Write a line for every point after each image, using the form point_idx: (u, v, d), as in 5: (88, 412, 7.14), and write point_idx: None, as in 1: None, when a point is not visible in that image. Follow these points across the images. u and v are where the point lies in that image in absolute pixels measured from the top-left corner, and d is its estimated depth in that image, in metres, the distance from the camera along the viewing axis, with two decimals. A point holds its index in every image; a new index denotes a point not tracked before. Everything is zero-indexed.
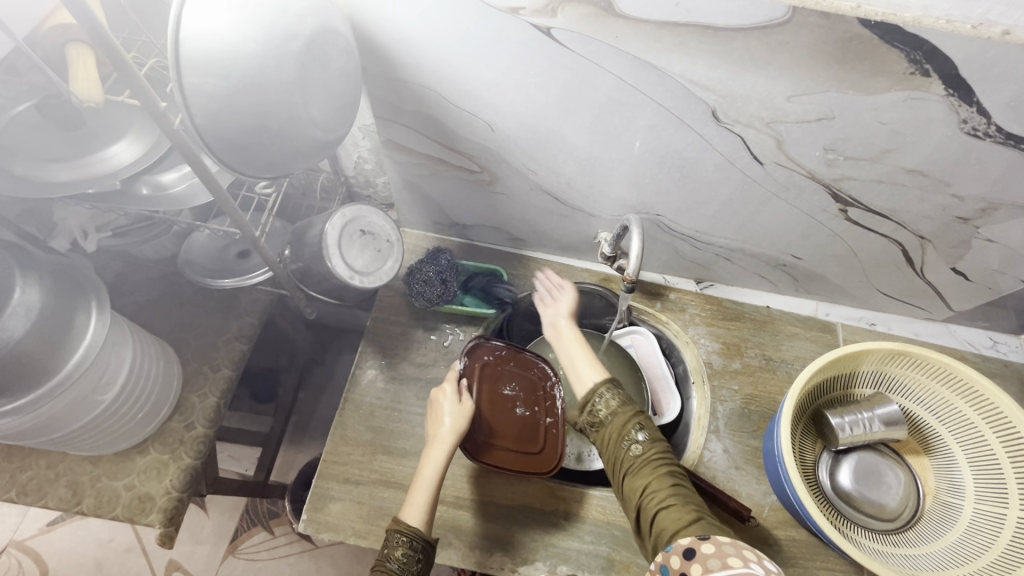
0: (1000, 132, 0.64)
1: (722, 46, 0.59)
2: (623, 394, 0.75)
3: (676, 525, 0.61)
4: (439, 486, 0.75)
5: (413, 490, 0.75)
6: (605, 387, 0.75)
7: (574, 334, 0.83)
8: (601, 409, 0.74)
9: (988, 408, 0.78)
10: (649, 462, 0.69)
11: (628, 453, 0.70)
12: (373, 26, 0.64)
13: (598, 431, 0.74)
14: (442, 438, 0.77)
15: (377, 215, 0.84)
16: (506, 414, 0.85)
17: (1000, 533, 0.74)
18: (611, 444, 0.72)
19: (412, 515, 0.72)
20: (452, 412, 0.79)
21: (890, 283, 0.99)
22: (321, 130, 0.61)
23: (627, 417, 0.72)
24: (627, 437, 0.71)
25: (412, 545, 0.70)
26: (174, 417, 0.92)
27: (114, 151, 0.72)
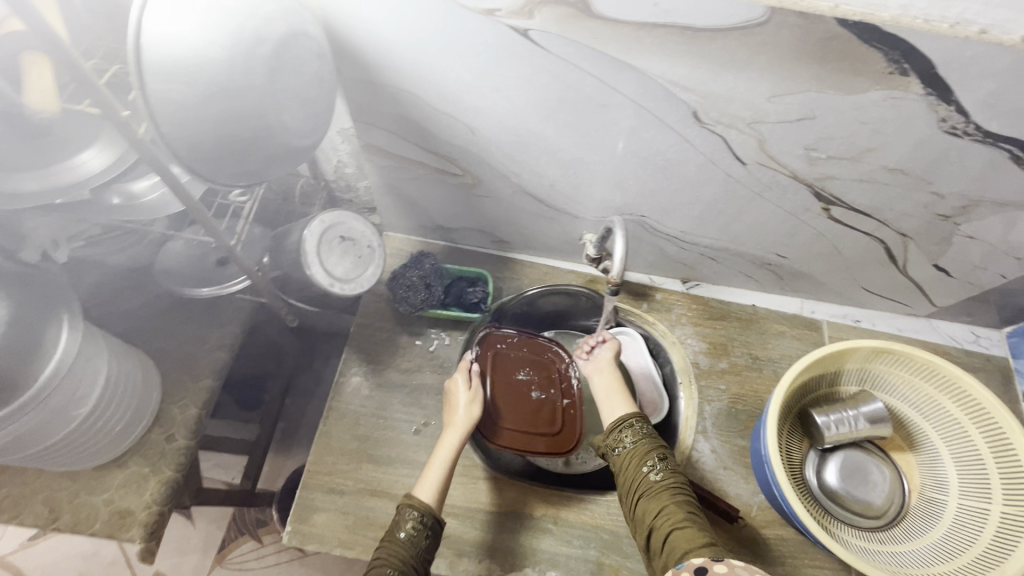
0: (978, 131, 0.64)
1: (702, 47, 0.58)
2: (651, 428, 0.78)
3: (689, 546, 0.63)
4: (454, 468, 0.78)
5: (428, 470, 0.78)
6: (635, 419, 0.78)
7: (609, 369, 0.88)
8: (626, 436, 0.77)
9: (971, 404, 0.78)
10: (666, 489, 0.71)
11: (647, 478, 0.72)
12: (347, 28, 0.63)
13: (619, 455, 0.77)
14: (457, 425, 0.81)
15: (358, 220, 0.82)
16: (521, 399, 0.88)
17: (983, 529, 0.74)
18: (630, 469, 0.74)
19: (425, 491, 0.75)
20: (466, 400, 0.83)
21: (873, 281, 0.99)
22: (295, 136, 0.60)
23: (652, 446, 0.75)
24: (648, 463, 0.73)
25: (422, 520, 0.72)
26: (154, 429, 0.90)
27: (81, 159, 0.69)
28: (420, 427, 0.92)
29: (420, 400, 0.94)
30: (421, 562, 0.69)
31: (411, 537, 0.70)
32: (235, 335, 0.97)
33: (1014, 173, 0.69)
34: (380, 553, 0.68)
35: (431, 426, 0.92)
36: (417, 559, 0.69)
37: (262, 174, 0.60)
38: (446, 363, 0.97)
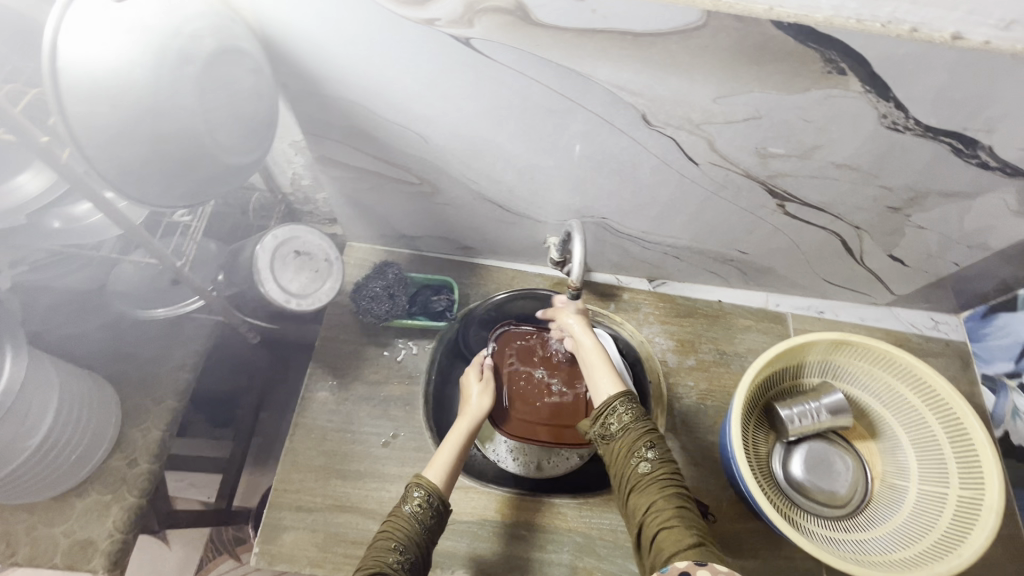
0: (919, 126, 0.65)
1: (645, 51, 0.58)
2: (639, 410, 0.72)
3: (676, 547, 0.59)
4: (465, 451, 0.78)
5: (439, 451, 0.77)
6: (620, 401, 0.72)
7: (592, 343, 0.80)
8: (613, 423, 0.72)
9: (926, 390, 0.80)
10: (655, 480, 0.66)
11: (636, 469, 0.68)
12: (287, 39, 0.62)
13: (607, 444, 0.72)
14: (469, 413, 0.81)
15: (314, 234, 0.84)
16: (540, 392, 0.87)
17: (942, 513, 0.76)
18: (620, 461, 0.70)
19: (433, 471, 0.74)
20: (477, 392, 0.83)
21: (833, 272, 1.01)
22: (230, 153, 0.59)
23: (641, 433, 0.70)
24: (637, 453, 0.68)
25: (429, 498, 0.71)
26: (115, 455, 0.87)
27: (17, 182, 0.67)
28: (389, 440, 0.91)
29: (389, 411, 0.94)
30: (423, 541, 0.68)
31: (416, 515, 0.69)
32: (197, 354, 0.95)
33: (957, 165, 0.71)
34: (385, 527, 0.68)
35: (401, 438, 0.92)
36: (422, 537, 0.68)
37: (203, 195, 0.60)
38: (414, 373, 0.97)
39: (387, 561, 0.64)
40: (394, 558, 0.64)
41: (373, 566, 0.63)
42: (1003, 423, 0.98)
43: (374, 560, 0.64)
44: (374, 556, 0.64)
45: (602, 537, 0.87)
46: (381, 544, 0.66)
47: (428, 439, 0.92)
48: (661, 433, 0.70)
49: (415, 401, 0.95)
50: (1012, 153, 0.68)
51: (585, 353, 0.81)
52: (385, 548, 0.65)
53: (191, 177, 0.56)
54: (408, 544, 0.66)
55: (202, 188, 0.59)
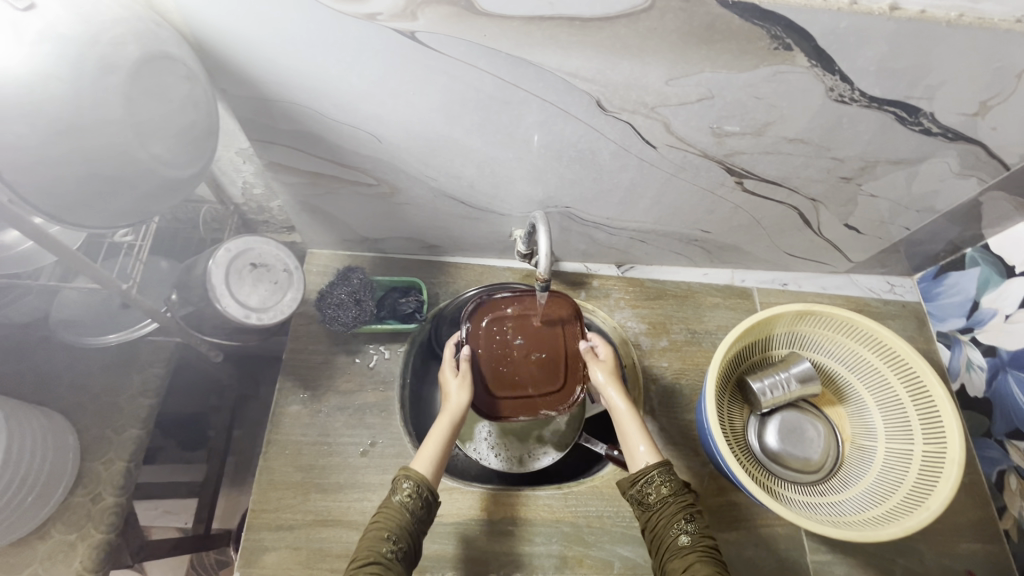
0: (864, 97, 0.67)
1: (594, 37, 0.58)
2: (677, 482, 0.71)
3: None
4: (450, 442, 0.77)
5: (426, 442, 0.76)
6: (658, 470, 0.72)
7: (626, 406, 0.81)
8: (651, 492, 0.71)
9: (887, 352, 0.83)
10: (694, 552, 0.66)
11: (676, 539, 0.67)
12: (222, 42, 0.59)
13: (645, 513, 0.71)
14: (449, 409, 0.78)
15: (269, 245, 0.81)
16: (523, 364, 0.84)
17: (909, 469, 0.78)
18: (659, 530, 0.69)
19: (422, 463, 0.74)
20: (456, 388, 0.80)
21: (794, 244, 1.03)
22: (168, 167, 0.55)
23: (681, 505, 0.70)
24: (676, 523, 0.68)
25: (418, 489, 0.70)
26: (76, 491, 0.82)
27: None
28: (367, 448, 0.90)
29: (366, 419, 0.92)
30: (414, 531, 0.69)
31: (407, 505, 0.69)
32: (158, 377, 0.90)
33: (902, 133, 0.73)
34: (377, 517, 0.69)
35: (379, 445, 0.90)
36: (413, 525, 0.69)
37: (143, 212, 0.57)
38: (388, 378, 0.95)
39: (381, 551, 0.65)
40: (388, 548, 0.66)
41: (367, 557, 0.64)
42: (959, 377, 1.03)
43: (368, 550, 0.65)
44: (367, 545, 0.66)
45: (590, 524, 0.87)
46: (374, 533, 0.67)
47: (407, 443, 0.90)
48: (700, 507, 0.70)
49: (391, 406, 0.93)
50: (951, 118, 0.70)
51: (619, 417, 0.81)
52: (377, 538, 0.66)
53: (128, 194, 0.53)
54: (401, 534, 0.67)
55: (141, 206, 0.56)
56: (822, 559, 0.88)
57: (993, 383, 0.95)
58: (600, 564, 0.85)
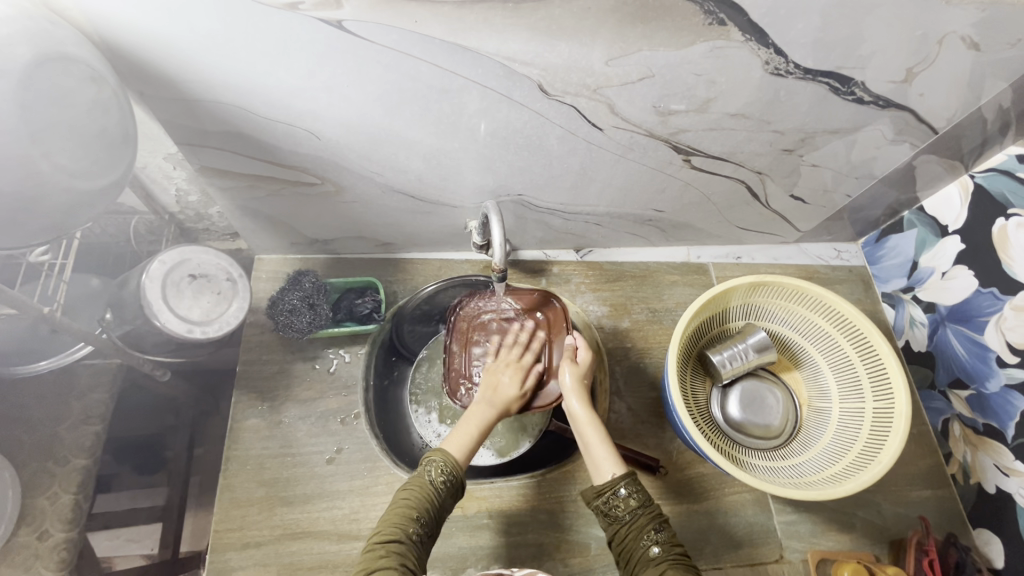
0: (799, 69, 0.68)
1: (529, 18, 0.56)
2: (645, 493, 0.69)
3: None
4: (486, 434, 0.74)
5: (461, 425, 0.73)
6: (625, 482, 0.70)
7: (585, 412, 0.75)
8: (619, 505, 0.69)
9: (835, 316, 0.86)
10: (667, 562, 0.64)
11: (646, 551, 0.65)
12: (131, 38, 0.54)
13: (614, 526, 0.69)
14: (497, 403, 0.76)
15: (208, 254, 0.77)
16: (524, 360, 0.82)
17: (862, 426, 0.82)
18: (629, 543, 0.67)
19: (456, 445, 0.71)
20: (509, 380, 0.78)
21: (744, 218, 1.05)
22: (80, 178, 0.51)
23: (650, 516, 0.68)
24: (647, 534, 0.66)
25: (450, 477, 0.69)
26: (20, 531, 0.74)
27: None
28: (333, 455, 0.87)
29: (329, 426, 0.89)
30: (439, 515, 0.67)
31: (437, 488, 0.68)
32: (101, 402, 0.83)
33: (837, 103, 0.75)
34: (406, 493, 0.67)
35: (346, 451, 0.88)
36: (439, 508, 0.67)
37: (61, 225, 0.53)
38: (350, 382, 0.93)
39: (407, 531, 0.63)
40: (414, 529, 0.64)
41: (392, 534, 0.62)
42: (903, 334, 1.08)
43: (395, 527, 0.63)
44: (394, 522, 0.64)
45: (565, 509, 0.88)
46: (402, 511, 0.65)
47: (375, 446, 0.88)
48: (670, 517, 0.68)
49: (356, 410, 0.91)
50: (882, 86, 0.73)
51: (579, 424, 0.75)
52: (406, 517, 0.64)
53: (34, 209, 0.48)
54: (428, 516, 0.65)
55: (58, 219, 0.52)
56: (788, 519, 0.92)
57: (934, 338, 1.01)
58: (578, 548, 0.85)
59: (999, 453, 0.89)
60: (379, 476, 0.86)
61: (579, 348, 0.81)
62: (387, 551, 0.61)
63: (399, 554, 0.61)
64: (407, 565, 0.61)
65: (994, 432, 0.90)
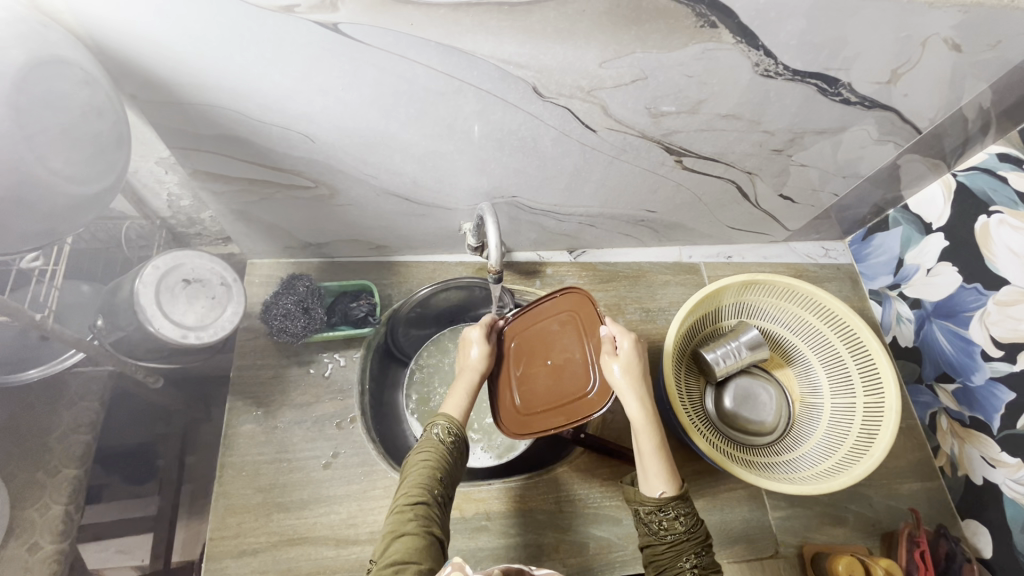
0: (787, 70, 0.69)
1: (524, 20, 0.57)
2: (694, 517, 0.67)
3: None
4: (477, 394, 0.75)
5: (455, 390, 0.75)
6: (675, 503, 0.67)
7: (641, 413, 0.71)
8: (664, 523, 0.67)
9: (825, 311, 0.88)
10: None
11: (682, 572, 0.64)
12: (123, 42, 0.54)
13: (652, 538, 0.67)
14: (472, 366, 0.77)
15: (201, 258, 0.77)
16: (550, 366, 0.78)
17: (853, 421, 0.84)
18: (663, 559, 0.66)
19: (454, 406, 0.73)
20: (478, 353, 0.78)
21: (734, 218, 1.07)
22: (73, 183, 0.50)
23: (693, 541, 0.66)
24: (686, 557, 0.65)
25: (456, 438, 0.70)
26: (10, 543, 0.72)
27: None
28: (329, 461, 0.87)
29: (325, 430, 0.89)
30: (454, 476, 0.67)
31: (448, 450, 0.68)
32: (92, 411, 0.81)
33: (825, 103, 0.76)
34: (421, 455, 0.67)
35: (342, 456, 0.87)
36: (453, 470, 0.67)
37: (55, 230, 0.52)
38: (346, 386, 0.92)
39: (431, 492, 0.63)
40: (437, 490, 0.64)
41: (419, 496, 0.62)
42: (891, 330, 1.10)
43: (419, 489, 0.63)
44: (418, 484, 0.63)
45: (563, 510, 0.88)
46: (424, 472, 0.65)
47: (372, 450, 0.88)
48: (712, 543, 0.67)
49: (352, 414, 0.90)
50: (868, 87, 0.74)
51: (635, 425, 0.71)
52: (427, 478, 0.64)
53: (29, 214, 0.48)
54: (446, 477, 0.66)
55: (51, 226, 0.51)
56: (782, 515, 0.93)
57: (921, 333, 1.03)
58: (575, 547, 0.86)
59: (985, 445, 0.91)
60: (375, 479, 0.86)
61: (617, 337, 0.75)
62: (415, 514, 0.60)
63: (427, 516, 0.61)
64: (435, 530, 0.60)
65: (981, 424, 0.92)
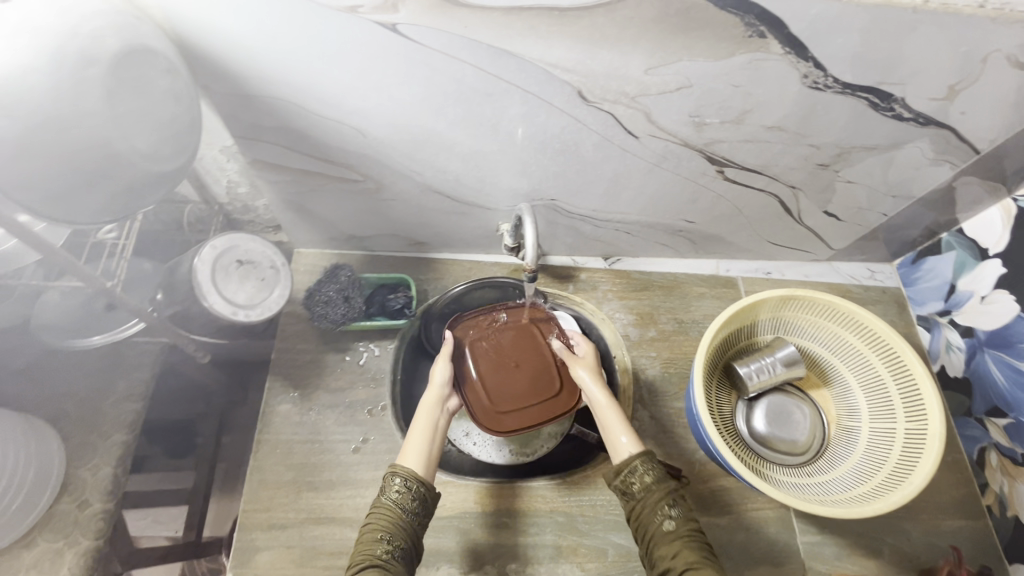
0: (837, 83, 0.69)
1: (573, 26, 0.59)
2: (658, 469, 0.71)
3: None
4: (437, 434, 0.75)
5: (411, 437, 0.74)
6: (641, 460, 0.72)
7: (605, 398, 0.80)
8: (635, 483, 0.71)
9: (867, 333, 0.85)
10: (680, 536, 0.65)
11: (661, 525, 0.67)
12: (200, 37, 0.59)
13: (629, 501, 0.71)
14: (433, 399, 0.78)
15: (255, 242, 0.81)
16: (520, 373, 0.85)
17: (892, 446, 0.80)
18: (643, 517, 0.69)
19: (412, 457, 0.72)
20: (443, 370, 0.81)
21: (776, 233, 1.05)
22: (151, 160, 0.56)
23: (664, 491, 0.69)
24: (660, 510, 0.68)
25: (406, 485, 0.69)
26: (63, 498, 0.78)
27: None
28: (359, 445, 0.89)
29: (356, 416, 0.92)
30: (409, 525, 0.67)
31: (396, 503, 0.68)
32: (144, 381, 0.87)
33: (875, 118, 0.75)
34: (369, 520, 0.67)
35: (371, 441, 0.90)
36: (406, 521, 0.67)
37: (128, 204, 0.57)
38: (378, 375, 0.95)
39: (375, 552, 0.63)
40: (382, 548, 0.64)
41: (363, 560, 0.63)
42: (939, 358, 1.05)
43: (363, 553, 0.63)
44: (362, 549, 0.64)
45: (583, 513, 0.88)
46: (367, 536, 0.65)
47: (399, 438, 0.90)
48: (681, 490, 0.70)
49: (383, 402, 0.93)
50: (924, 103, 0.73)
51: (598, 409, 0.80)
52: (370, 540, 0.64)
53: (111, 187, 0.53)
54: (394, 532, 0.65)
55: (126, 200, 0.56)
56: (811, 539, 0.90)
57: (972, 363, 0.98)
58: (594, 553, 0.85)
59: None
60: None
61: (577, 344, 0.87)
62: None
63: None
64: None
65: None
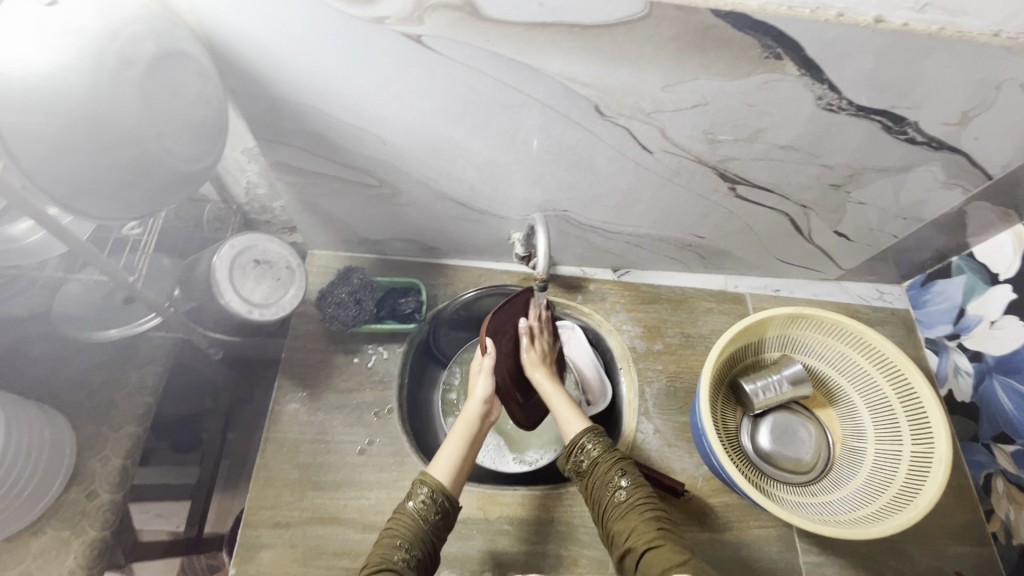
0: (851, 105, 0.69)
1: (592, 43, 0.60)
2: (605, 443, 0.76)
3: (664, 565, 0.62)
4: (471, 450, 0.76)
5: (444, 449, 0.75)
6: (586, 437, 0.77)
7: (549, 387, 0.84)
8: (584, 460, 0.76)
9: (873, 352, 0.86)
10: (633, 506, 0.70)
11: (613, 497, 0.72)
12: (230, 42, 0.60)
13: (584, 480, 0.76)
14: (467, 417, 0.79)
15: (273, 242, 0.83)
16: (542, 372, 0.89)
17: (898, 467, 0.80)
18: (597, 492, 0.74)
19: (444, 470, 0.72)
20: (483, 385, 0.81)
21: (786, 251, 1.05)
22: (178, 159, 0.59)
23: (611, 463, 0.74)
24: (611, 483, 0.73)
25: (432, 496, 0.70)
26: (72, 487, 0.79)
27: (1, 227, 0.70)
28: (365, 447, 0.90)
29: (363, 418, 0.93)
30: (429, 536, 0.68)
31: (419, 512, 0.69)
32: (156, 374, 0.88)
33: (889, 141, 0.76)
34: (390, 524, 0.68)
35: (377, 444, 0.91)
36: (427, 532, 0.68)
37: (154, 201, 0.59)
38: (386, 377, 0.96)
39: (394, 558, 0.64)
40: (401, 555, 0.65)
41: (380, 563, 0.64)
42: (947, 382, 1.05)
43: (381, 556, 0.64)
44: (380, 551, 0.65)
45: (585, 524, 0.88)
46: (387, 541, 0.66)
47: (405, 442, 0.91)
48: (631, 460, 0.76)
49: (389, 405, 0.94)
50: (937, 128, 0.73)
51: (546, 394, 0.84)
52: (389, 546, 0.65)
53: (139, 182, 0.56)
54: (414, 541, 0.66)
55: (152, 196, 0.59)
56: (814, 559, 0.89)
57: (980, 388, 0.97)
58: (595, 564, 0.85)
59: None
60: (406, 470, 0.89)
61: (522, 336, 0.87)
62: None
63: None
64: None
65: None
